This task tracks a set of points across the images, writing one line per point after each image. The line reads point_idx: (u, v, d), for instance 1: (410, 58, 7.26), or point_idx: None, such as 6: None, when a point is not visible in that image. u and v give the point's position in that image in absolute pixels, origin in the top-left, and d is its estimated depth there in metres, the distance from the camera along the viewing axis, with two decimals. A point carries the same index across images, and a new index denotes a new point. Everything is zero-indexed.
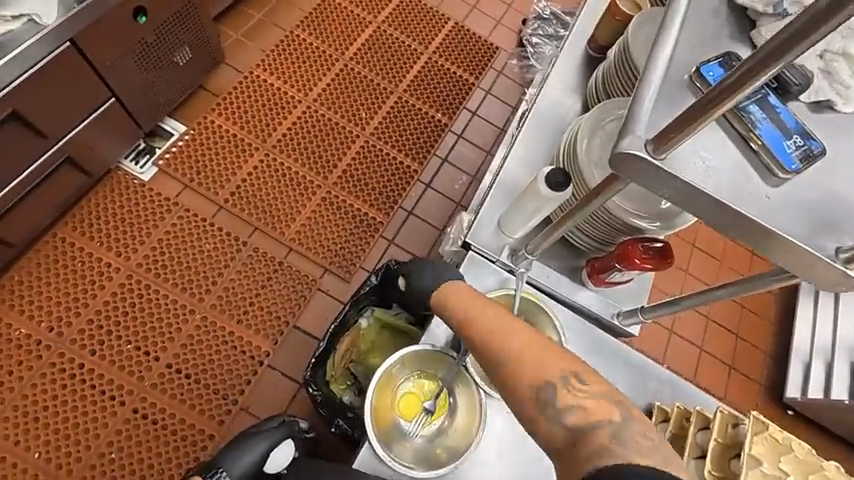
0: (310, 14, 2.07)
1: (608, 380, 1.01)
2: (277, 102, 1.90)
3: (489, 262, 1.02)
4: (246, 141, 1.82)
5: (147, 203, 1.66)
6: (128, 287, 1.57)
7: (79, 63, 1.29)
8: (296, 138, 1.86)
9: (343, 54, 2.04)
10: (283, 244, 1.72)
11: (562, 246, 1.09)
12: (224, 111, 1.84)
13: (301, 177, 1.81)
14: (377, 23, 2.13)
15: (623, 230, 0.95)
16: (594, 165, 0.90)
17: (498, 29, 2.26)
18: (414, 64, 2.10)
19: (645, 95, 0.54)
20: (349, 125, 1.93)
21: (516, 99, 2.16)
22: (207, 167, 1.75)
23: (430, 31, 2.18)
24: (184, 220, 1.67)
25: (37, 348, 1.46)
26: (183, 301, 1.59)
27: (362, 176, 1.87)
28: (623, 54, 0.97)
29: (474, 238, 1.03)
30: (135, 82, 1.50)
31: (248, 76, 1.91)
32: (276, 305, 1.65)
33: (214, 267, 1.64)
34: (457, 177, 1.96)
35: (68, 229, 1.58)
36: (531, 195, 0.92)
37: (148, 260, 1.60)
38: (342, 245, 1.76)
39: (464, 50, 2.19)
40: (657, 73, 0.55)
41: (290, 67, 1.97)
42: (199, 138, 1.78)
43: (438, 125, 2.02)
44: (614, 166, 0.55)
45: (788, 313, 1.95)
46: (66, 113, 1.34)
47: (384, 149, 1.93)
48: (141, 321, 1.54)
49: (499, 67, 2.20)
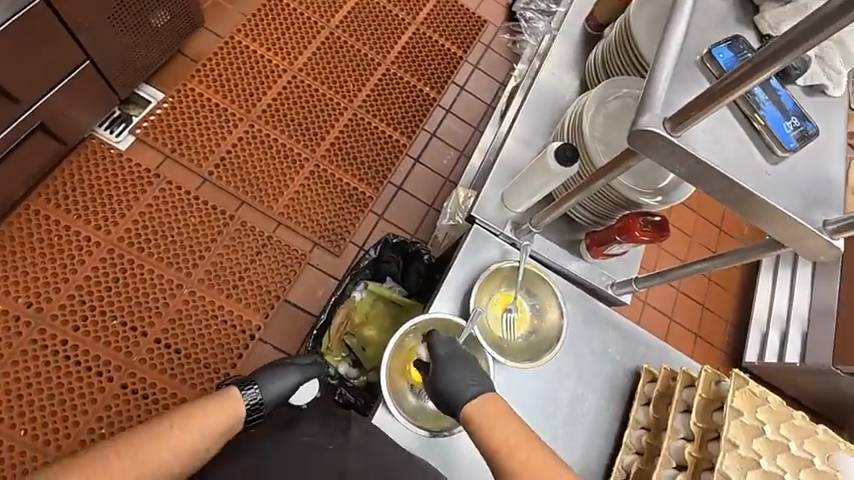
0: None
1: (601, 346, 1.09)
2: (260, 71, 1.83)
3: (493, 235, 1.07)
4: (229, 111, 1.75)
5: (126, 175, 1.59)
6: (110, 261, 1.52)
7: (51, 21, 1.21)
8: (281, 109, 1.81)
9: (329, 21, 1.97)
10: (271, 218, 1.70)
11: (560, 220, 1.14)
12: (205, 78, 1.76)
13: (288, 149, 1.77)
14: None
15: (623, 205, 1.00)
16: (598, 142, 0.93)
17: (486, 1, 2.23)
18: (402, 34, 2.06)
19: (661, 74, 0.57)
20: (336, 97, 1.89)
21: (504, 74, 2.15)
22: (189, 138, 1.69)
23: (418, 1, 2.13)
24: (167, 193, 1.62)
25: (16, 325, 1.41)
26: (169, 276, 1.55)
27: (350, 149, 1.84)
28: (625, 34, 1.00)
29: (478, 212, 1.06)
30: (112, 45, 1.41)
31: (229, 42, 1.82)
32: (266, 279, 1.64)
33: (201, 242, 1.61)
34: (445, 152, 1.97)
35: (42, 202, 1.51)
36: (538, 171, 0.96)
37: (130, 234, 1.55)
38: (332, 220, 1.75)
39: (453, 22, 2.15)
40: (672, 53, 0.58)
41: (274, 33, 1.89)
42: (179, 107, 1.71)
43: (426, 99, 2.01)
44: (632, 142, 0.59)
45: (749, 286, 2.09)
46: (38, 75, 1.25)
47: (372, 122, 1.90)
48: (126, 296, 1.51)
49: (488, 41, 2.18)
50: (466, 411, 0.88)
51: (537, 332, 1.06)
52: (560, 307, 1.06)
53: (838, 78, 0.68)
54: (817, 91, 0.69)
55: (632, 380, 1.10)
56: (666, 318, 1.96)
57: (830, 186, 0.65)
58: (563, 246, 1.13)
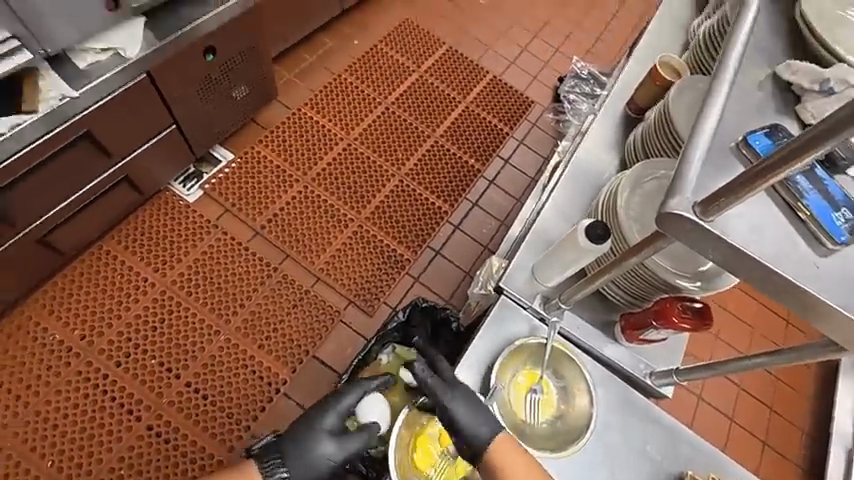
0: (359, 60, 2.22)
1: (639, 443, 0.98)
2: (320, 138, 2.01)
3: (522, 308, 1.03)
4: (288, 172, 1.91)
5: (189, 224, 1.75)
6: (160, 302, 1.62)
7: (151, 93, 1.41)
8: (334, 173, 1.95)
9: (386, 98, 2.16)
10: (312, 273, 1.76)
11: (594, 297, 1.09)
12: (271, 143, 1.95)
13: (335, 210, 1.88)
14: (419, 72, 2.26)
15: (661, 288, 0.95)
16: (633, 221, 0.91)
17: (534, 84, 2.37)
18: (452, 111, 2.20)
19: (692, 159, 0.56)
20: (385, 164, 2.01)
21: (548, 150, 2.21)
22: (249, 194, 1.84)
23: (469, 83, 2.30)
24: (221, 243, 1.74)
25: (67, 355, 1.50)
26: (210, 321, 1.62)
27: (394, 213, 1.92)
28: (664, 118, 1.01)
29: (507, 283, 1.04)
30: (197, 112, 1.62)
31: (296, 113, 2.04)
32: (299, 333, 1.67)
33: (244, 291, 1.69)
34: (485, 221, 1.99)
35: (113, 243, 1.66)
36: (569, 246, 0.94)
37: (182, 278, 1.66)
38: (368, 279, 1.79)
39: (501, 102, 2.28)
40: (703, 139, 0.58)
41: (336, 107, 2.09)
42: (245, 167, 1.89)
43: (470, 169, 2.09)
44: (660, 223, 0.57)
45: (826, 390, 1.83)
46: (132, 136, 1.44)
47: (417, 189, 1.99)
48: (168, 337, 1.58)
49: (534, 119, 2.27)
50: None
51: (564, 418, 0.98)
52: (590, 392, 0.99)
53: None
54: None
55: None
56: (725, 418, 1.74)
57: None
58: (596, 326, 1.07)
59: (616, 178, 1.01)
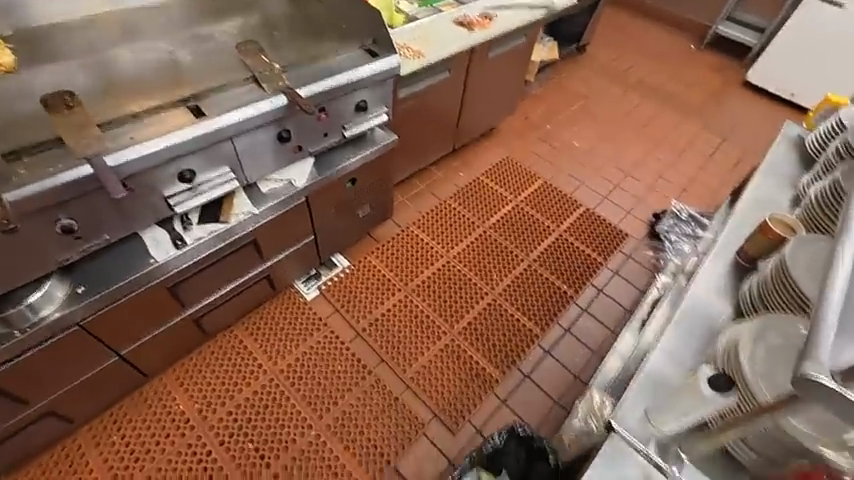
0: (463, 189, 2.53)
1: None
2: (423, 253, 2.23)
3: (636, 450, 0.96)
4: (392, 281, 2.12)
5: (303, 319, 1.97)
6: (267, 389, 1.77)
7: (301, 213, 1.71)
8: (433, 286, 2.11)
9: (485, 223, 2.38)
10: (402, 381, 1.82)
11: (719, 455, 1.00)
12: (381, 254, 2.21)
13: (431, 320, 2.00)
14: (516, 201, 2.50)
15: (802, 453, 0.87)
16: (763, 378, 0.87)
17: (628, 218, 2.47)
18: (545, 238, 2.34)
19: (824, 325, 0.59)
20: (480, 282, 2.14)
21: (644, 283, 2.20)
22: (356, 297, 2.06)
23: (562, 213, 2.46)
24: (327, 339, 1.92)
25: (183, 426, 1.67)
26: (306, 414, 1.72)
27: (485, 331, 1.98)
28: (782, 273, 1.02)
29: (619, 422, 1.00)
30: (330, 226, 1.93)
31: (405, 230, 2.32)
32: (384, 440, 1.68)
33: (339, 388, 1.79)
34: (578, 349, 1.96)
35: (240, 330, 1.91)
36: (688, 393, 0.92)
37: (290, 368, 1.83)
38: (456, 395, 1.80)
39: (594, 232, 2.39)
40: (832, 308, 0.61)
41: (440, 227, 2.35)
42: (356, 273, 2.14)
43: (563, 295, 2.13)
44: (795, 386, 0.58)
45: None
46: (281, 242, 1.74)
47: (510, 309, 2.06)
48: (267, 425, 1.69)
49: (628, 251, 2.32)
50: None
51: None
52: None
53: None
54: None
55: None
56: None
57: None
58: None
59: (734, 331, 1.01)
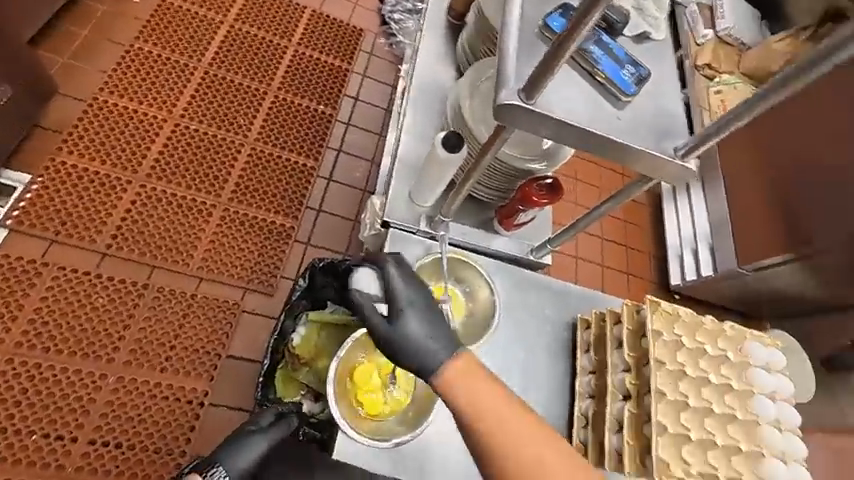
0: (149, 23, 1.87)
1: (535, 306, 1.26)
2: (136, 125, 1.70)
3: (411, 233, 1.16)
4: (112, 175, 1.62)
5: (8, 272, 1.43)
6: (12, 370, 1.35)
7: None
8: (172, 161, 1.70)
9: (201, 61, 1.88)
10: (191, 274, 1.59)
11: (471, 203, 1.34)
12: (77, 148, 1.62)
13: (189, 202, 1.67)
14: (229, 21, 1.99)
15: (517, 175, 1.20)
16: (480, 121, 1.08)
17: (357, 10, 2.25)
18: (281, 59, 2.01)
19: (507, 56, 0.73)
20: (228, 136, 1.81)
21: (393, 76, 2.17)
22: (73, 214, 1.54)
23: (289, 23, 2.10)
24: (63, 278, 1.47)
25: None
26: (88, 370, 1.40)
27: (258, 185, 1.78)
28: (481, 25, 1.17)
29: (391, 216, 1.16)
30: None
31: (94, 104, 1.69)
32: (200, 342, 1.53)
33: (116, 320, 1.47)
34: (356, 166, 1.95)
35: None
36: (433, 163, 1.06)
37: (29, 333, 1.39)
38: (256, 259, 1.68)
39: (332, 36, 2.14)
40: (511, 37, 0.72)
41: (141, 84, 1.77)
42: (54, 185, 1.56)
43: (324, 117, 1.98)
44: (498, 115, 0.75)
45: (657, 218, 2.30)
46: None
47: (275, 153, 1.85)
48: (42, 403, 1.35)
49: (369, 48, 2.20)
50: (442, 380, 0.82)
51: (472, 308, 1.11)
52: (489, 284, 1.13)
53: (655, 25, 0.98)
54: (644, 37, 0.98)
55: (570, 331, 1.31)
56: (598, 265, 2.11)
57: (670, 118, 0.89)
58: (478, 226, 1.33)
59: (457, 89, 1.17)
